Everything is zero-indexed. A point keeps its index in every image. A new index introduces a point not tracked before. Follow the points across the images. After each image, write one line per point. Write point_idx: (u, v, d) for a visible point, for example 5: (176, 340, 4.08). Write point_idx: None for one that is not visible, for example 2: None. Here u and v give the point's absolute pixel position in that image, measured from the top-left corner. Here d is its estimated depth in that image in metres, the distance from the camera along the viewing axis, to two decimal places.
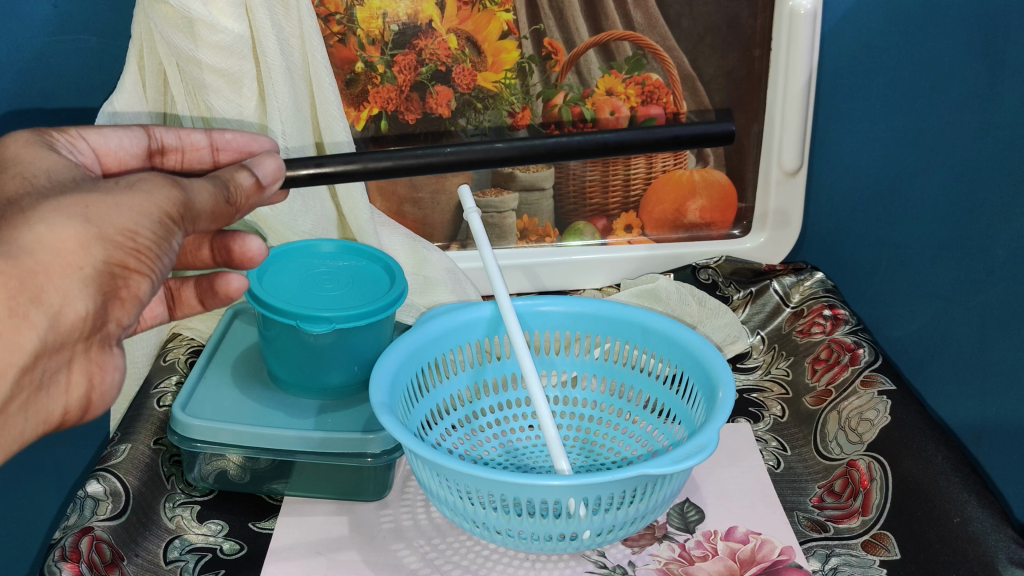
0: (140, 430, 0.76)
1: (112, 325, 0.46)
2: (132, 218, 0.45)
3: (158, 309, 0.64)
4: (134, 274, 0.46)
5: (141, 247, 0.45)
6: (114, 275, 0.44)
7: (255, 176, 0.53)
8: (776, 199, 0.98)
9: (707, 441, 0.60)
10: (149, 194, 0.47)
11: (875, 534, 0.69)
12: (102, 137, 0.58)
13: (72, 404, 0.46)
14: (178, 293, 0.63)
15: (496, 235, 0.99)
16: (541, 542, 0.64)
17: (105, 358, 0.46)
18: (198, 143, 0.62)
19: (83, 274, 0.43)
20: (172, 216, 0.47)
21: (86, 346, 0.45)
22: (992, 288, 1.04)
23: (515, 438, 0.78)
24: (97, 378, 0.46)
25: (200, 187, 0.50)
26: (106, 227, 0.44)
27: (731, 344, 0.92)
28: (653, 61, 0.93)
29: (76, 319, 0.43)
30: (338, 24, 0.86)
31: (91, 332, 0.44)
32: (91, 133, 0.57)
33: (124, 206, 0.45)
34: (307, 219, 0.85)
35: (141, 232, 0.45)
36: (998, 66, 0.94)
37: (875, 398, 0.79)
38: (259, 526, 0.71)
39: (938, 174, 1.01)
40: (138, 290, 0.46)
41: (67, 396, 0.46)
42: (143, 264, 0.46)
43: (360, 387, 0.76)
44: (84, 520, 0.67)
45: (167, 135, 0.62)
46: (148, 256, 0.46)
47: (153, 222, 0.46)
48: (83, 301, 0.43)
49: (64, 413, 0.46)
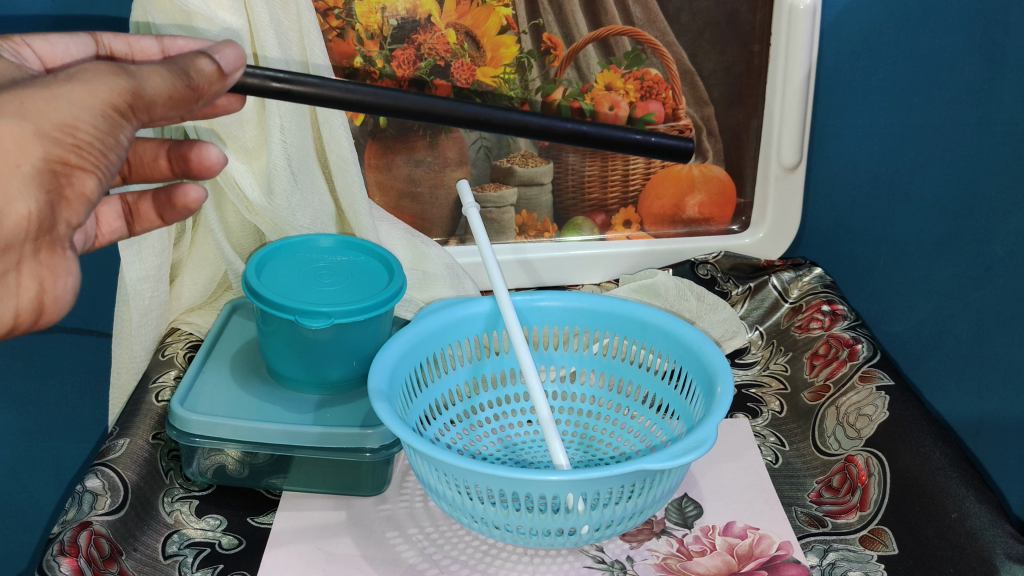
0: (138, 425, 0.75)
1: (62, 227, 0.46)
2: (72, 111, 0.43)
3: (116, 224, 0.62)
4: (77, 171, 0.45)
5: (82, 143, 0.44)
6: (56, 173, 0.44)
7: (216, 64, 0.47)
8: (775, 196, 0.98)
9: (706, 436, 0.60)
10: (89, 85, 0.44)
11: (874, 529, 0.69)
12: (47, 43, 0.56)
13: (23, 307, 0.47)
14: (136, 208, 0.62)
15: (495, 230, 0.99)
16: (538, 536, 0.64)
17: (56, 262, 0.47)
18: (149, 49, 0.59)
19: (21, 173, 0.42)
20: (119, 109, 0.45)
21: (34, 248, 0.45)
22: (991, 284, 1.04)
23: (514, 433, 0.78)
24: (49, 282, 0.47)
25: (150, 74, 0.46)
26: (43, 122, 0.42)
27: (730, 339, 0.92)
28: (652, 56, 0.93)
29: (20, 218, 0.43)
30: (337, 19, 0.86)
31: (38, 234, 0.45)
32: (36, 41, 0.55)
33: (63, 98, 0.43)
34: (305, 214, 0.84)
35: (82, 127, 0.43)
36: (997, 61, 0.94)
37: (874, 393, 0.79)
38: (258, 521, 0.71)
39: (936, 167, 1.00)
40: (85, 189, 0.45)
41: (17, 297, 0.47)
42: (85, 161, 0.45)
43: (359, 382, 0.76)
44: (83, 515, 0.66)
45: (116, 42, 0.58)
46: (92, 153, 0.45)
47: (95, 117, 0.44)
48: (25, 200, 0.43)
49: (15, 316, 0.47)
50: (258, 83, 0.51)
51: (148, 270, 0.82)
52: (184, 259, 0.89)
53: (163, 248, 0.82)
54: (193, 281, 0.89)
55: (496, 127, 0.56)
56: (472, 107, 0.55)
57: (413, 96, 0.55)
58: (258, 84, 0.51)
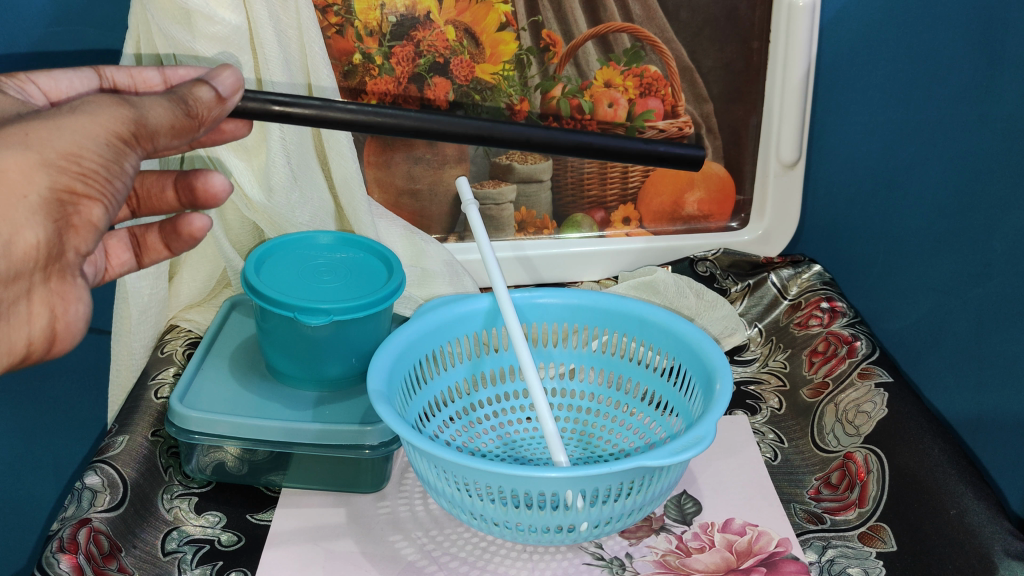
0: (137, 421, 0.75)
1: (71, 254, 0.46)
2: (75, 140, 0.44)
3: (124, 256, 0.62)
4: (84, 200, 0.45)
5: (87, 171, 0.44)
6: (63, 203, 0.44)
7: (215, 91, 0.49)
8: (774, 193, 0.98)
9: (705, 433, 0.60)
10: (93, 117, 0.45)
11: (871, 526, 0.69)
12: (52, 79, 0.57)
13: (35, 335, 0.47)
14: (143, 240, 0.62)
15: (495, 227, 0.99)
16: (538, 533, 0.64)
17: (66, 289, 0.47)
18: (151, 81, 0.58)
19: (28, 203, 0.43)
20: (123, 137, 0.46)
21: (44, 277, 0.46)
22: (990, 281, 1.02)
23: (514, 430, 0.78)
24: (60, 308, 0.47)
25: (152, 104, 0.47)
26: (48, 152, 0.43)
27: (729, 336, 0.93)
28: (651, 53, 0.93)
29: (28, 247, 0.43)
30: (336, 15, 0.85)
31: (47, 262, 0.45)
32: (39, 77, 0.56)
33: (67, 129, 0.44)
34: (305, 211, 0.84)
35: (86, 155, 0.44)
36: (997, 58, 0.93)
37: (872, 390, 0.80)
38: (258, 518, 0.71)
39: (936, 164, 1.00)
40: (92, 217, 0.46)
41: (29, 325, 0.47)
42: (91, 189, 0.45)
43: (358, 379, 0.76)
44: (82, 511, 0.67)
45: (118, 75, 0.58)
46: (98, 180, 0.45)
47: (100, 145, 0.44)
48: (33, 229, 0.43)
49: (27, 345, 0.48)
50: (257, 105, 0.52)
51: (147, 267, 0.82)
52: (183, 256, 0.89)
53: None
54: (192, 278, 0.89)
55: (497, 141, 0.56)
56: (475, 122, 0.56)
57: (413, 114, 0.55)
58: (258, 108, 0.52)
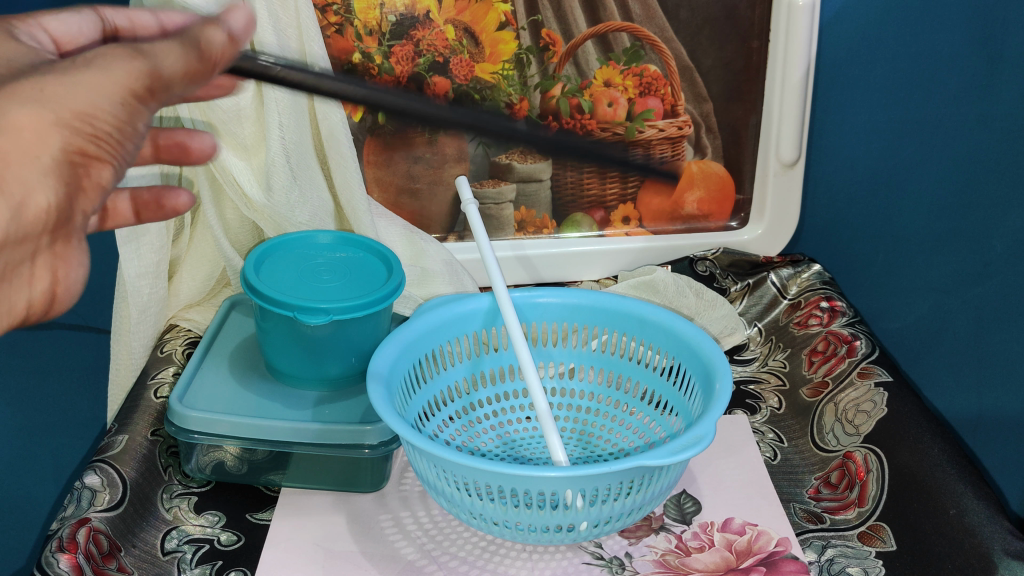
0: (136, 421, 0.75)
1: (79, 218, 0.43)
2: (91, 98, 0.40)
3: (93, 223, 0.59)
4: (94, 162, 0.42)
5: (100, 133, 0.41)
6: (74, 164, 0.41)
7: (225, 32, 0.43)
8: (773, 193, 0.98)
9: (705, 432, 0.60)
10: (107, 72, 0.41)
11: (870, 525, 0.69)
12: (59, 23, 0.52)
13: (36, 297, 0.45)
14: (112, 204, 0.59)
15: (494, 226, 0.99)
16: (537, 533, 0.64)
17: (72, 253, 0.44)
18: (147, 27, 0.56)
19: (40, 164, 0.40)
20: (138, 93, 0.42)
21: (50, 242, 0.43)
22: (990, 281, 1.02)
23: (513, 430, 0.78)
24: (61, 273, 0.45)
25: (164, 52, 0.42)
26: (62, 110, 0.40)
27: (729, 335, 0.93)
28: (650, 52, 0.93)
29: (40, 212, 0.40)
30: (335, 15, 0.86)
31: (55, 227, 0.42)
32: (49, 22, 0.51)
33: (82, 84, 0.40)
34: (305, 210, 0.84)
35: (101, 116, 0.41)
36: (997, 58, 0.93)
37: (872, 389, 0.80)
38: (257, 518, 0.71)
39: (936, 163, 1.00)
40: (100, 178, 0.43)
41: (30, 288, 0.44)
42: (103, 151, 0.42)
43: (357, 378, 0.76)
44: (81, 511, 0.66)
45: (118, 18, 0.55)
46: (109, 142, 0.42)
47: (115, 106, 0.41)
48: (45, 192, 0.40)
49: (27, 307, 0.45)
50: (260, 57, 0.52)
51: (147, 266, 0.82)
52: (182, 255, 0.89)
53: (162, 245, 0.82)
54: (192, 277, 0.89)
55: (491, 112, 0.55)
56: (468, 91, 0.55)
57: None
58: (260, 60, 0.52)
